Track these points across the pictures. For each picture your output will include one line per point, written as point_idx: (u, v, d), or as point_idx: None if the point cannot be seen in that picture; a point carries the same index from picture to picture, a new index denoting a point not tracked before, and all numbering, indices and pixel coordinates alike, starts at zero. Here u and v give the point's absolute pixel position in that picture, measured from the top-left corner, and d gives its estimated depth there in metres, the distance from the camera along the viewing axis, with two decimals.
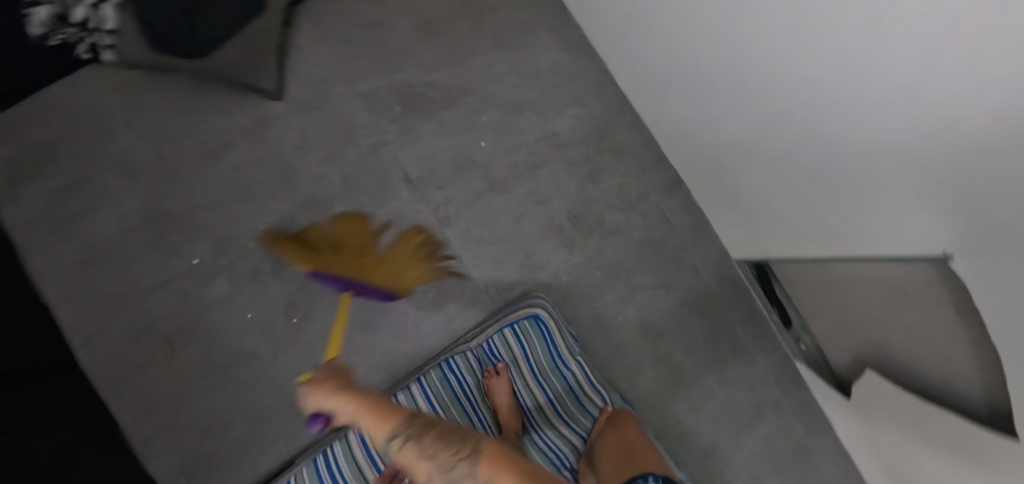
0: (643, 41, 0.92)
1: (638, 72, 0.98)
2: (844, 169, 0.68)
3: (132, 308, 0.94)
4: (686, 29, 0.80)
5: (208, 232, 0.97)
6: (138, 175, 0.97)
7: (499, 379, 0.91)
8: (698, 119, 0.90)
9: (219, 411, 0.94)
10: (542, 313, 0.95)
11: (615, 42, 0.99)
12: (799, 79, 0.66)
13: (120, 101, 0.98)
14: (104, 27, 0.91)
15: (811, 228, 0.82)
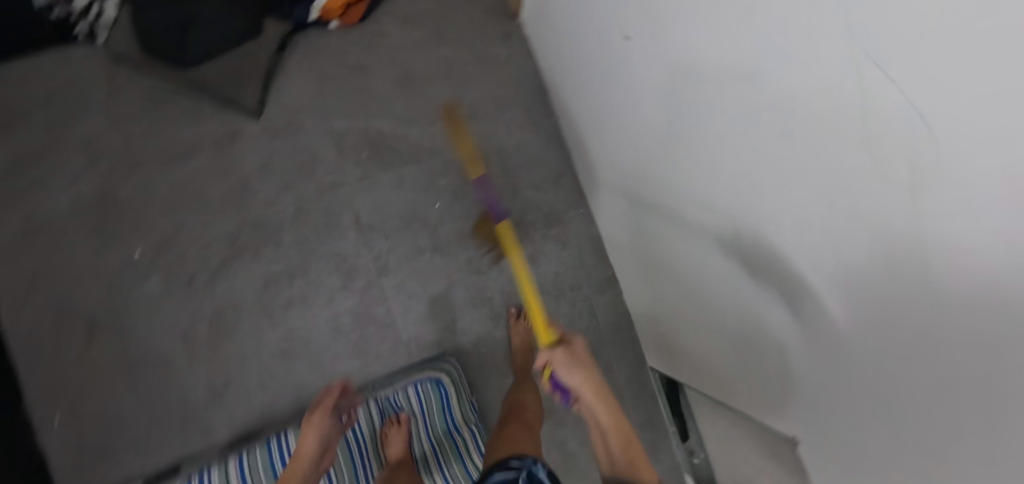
0: (600, 141, 0.95)
1: (593, 168, 1.02)
2: (742, 317, 0.69)
3: (62, 286, 0.97)
4: (635, 139, 0.82)
5: (156, 229, 1.00)
6: (103, 160, 1.01)
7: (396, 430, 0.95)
8: (635, 225, 0.93)
9: (122, 402, 0.97)
10: (445, 378, 0.99)
11: (580, 138, 1.04)
12: (717, 220, 0.67)
13: (100, 84, 1.02)
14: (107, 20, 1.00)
15: (707, 359, 0.84)
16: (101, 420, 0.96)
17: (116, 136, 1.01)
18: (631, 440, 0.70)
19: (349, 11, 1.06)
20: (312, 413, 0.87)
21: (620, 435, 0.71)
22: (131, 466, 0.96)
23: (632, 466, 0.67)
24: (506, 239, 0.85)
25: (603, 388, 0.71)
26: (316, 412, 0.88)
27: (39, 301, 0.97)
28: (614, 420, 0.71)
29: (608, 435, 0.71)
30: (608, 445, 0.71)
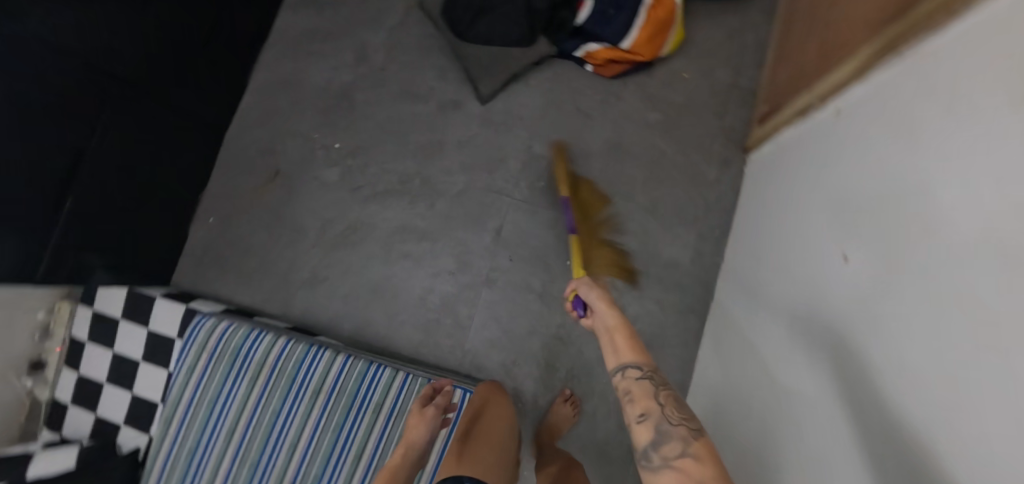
0: (747, 291, 0.93)
1: (728, 308, 0.99)
2: None
3: (281, 137, 1.20)
4: (778, 311, 0.80)
5: (359, 136, 1.17)
6: (363, 67, 1.21)
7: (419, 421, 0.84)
8: (728, 381, 0.89)
9: (254, 240, 1.17)
10: None
11: (733, 277, 1.01)
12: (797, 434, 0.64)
13: (397, 15, 1.22)
14: None
15: None
16: (236, 242, 1.17)
17: (383, 56, 1.21)
18: (639, 344, 0.57)
19: (613, 63, 1.12)
20: (420, 407, 0.85)
21: (624, 331, 0.59)
22: (232, 288, 1.16)
23: (631, 353, 0.56)
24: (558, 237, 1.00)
25: (610, 307, 0.63)
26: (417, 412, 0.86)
27: (261, 136, 1.21)
28: (614, 328, 0.61)
29: (615, 341, 0.59)
30: (613, 349, 0.58)
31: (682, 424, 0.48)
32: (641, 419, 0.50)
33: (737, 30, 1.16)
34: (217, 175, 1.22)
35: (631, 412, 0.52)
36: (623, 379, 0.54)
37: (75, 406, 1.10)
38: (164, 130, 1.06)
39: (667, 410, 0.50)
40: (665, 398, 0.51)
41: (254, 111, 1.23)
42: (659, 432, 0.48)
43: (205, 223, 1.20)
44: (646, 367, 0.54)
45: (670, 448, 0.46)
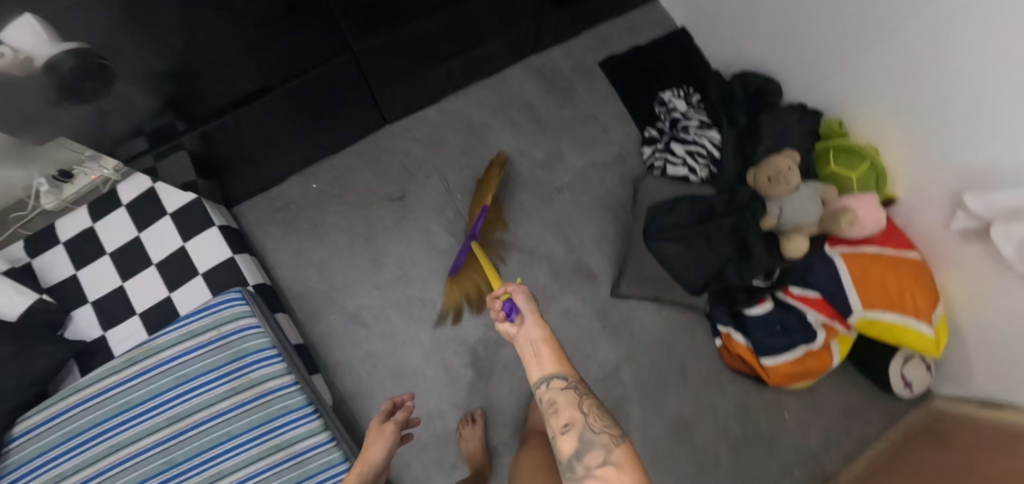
0: None
1: None
2: None
3: (429, 169, 1.11)
4: None
5: (493, 229, 1.09)
6: (545, 172, 1.13)
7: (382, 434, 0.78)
8: None
9: (333, 237, 1.08)
10: None
11: None
12: None
13: (607, 155, 1.16)
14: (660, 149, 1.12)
15: None
16: (315, 225, 1.08)
17: (569, 178, 1.14)
18: (568, 355, 0.45)
19: (740, 360, 1.07)
20: (379, 422, 0.80)
21: (551, 341, 0.46)
22: (278, 260, 1.07)
23: (557, 362, 0.44)
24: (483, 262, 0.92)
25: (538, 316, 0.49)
26: (376, 432, 0.79)
27: (412, 150, 1.12)
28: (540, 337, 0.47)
29: (539, 350, 0.45)
30: (533, 359, 0.45)
31: (607, 434, 0.37)
32: (564, 431, 0.39)
33: (856, 412, 1.13)
34: (350, 150, 1.12)
35: (552, 424, 0.40)
36: (545, 392, 0.42)
37: (65, 249, 1.01)
38: (349, 98, 0.98)
39: (592, 421, 0.39)
40: (590, 406, 0.40)
41: (425, 124, 1.14)
42: (582, 445, 0.37)
43: (306, 182, 1.11)
44: (571, 377, 0.43)
45: (591, 459, 0.36)
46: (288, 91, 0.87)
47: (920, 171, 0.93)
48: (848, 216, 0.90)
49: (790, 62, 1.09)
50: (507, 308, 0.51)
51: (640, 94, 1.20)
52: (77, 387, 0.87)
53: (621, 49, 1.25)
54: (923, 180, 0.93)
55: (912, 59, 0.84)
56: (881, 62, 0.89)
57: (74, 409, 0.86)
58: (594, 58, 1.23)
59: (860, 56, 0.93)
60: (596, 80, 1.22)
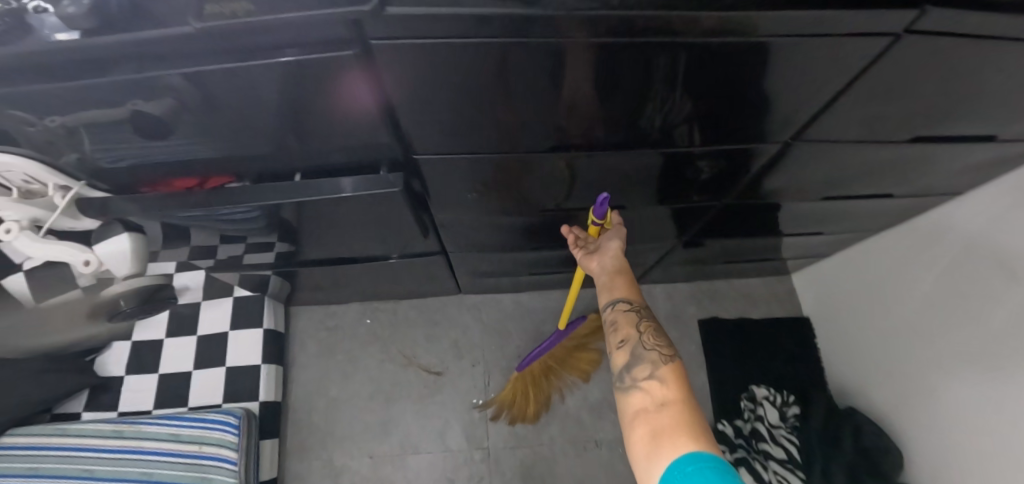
0: None
1: None
2: None
3: (478, 358, 1.05)
4: None
5: (510, 454, 0.98)
6: (591, 417, 1.01)
7: None
8: None
9: (358, 380, 1.03)
10: None
11: None
12: None
13: None
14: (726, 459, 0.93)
15: None
16: (348, 360, 1.05)
17: (614, 436, 1.00)
18: (636, 285, 0.60)
19: None
20: None
21: (623, 272, 0.61)
22: (297, 378, 1.04)
23: (623, 289, 0.59)
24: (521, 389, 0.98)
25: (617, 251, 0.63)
26: None
27: (472, 331, 1.07)
28: (614, 272, 0.62)
29: (613, 280, 0.60)
30: (606, 285, 0.61)
31: (656, 352, 0.53)
32: (619, 344, 0.55)
33: None
34: (416, 301, 1.10)
35: (611, 337, 0.56)
36: (613, 309, 0.58)
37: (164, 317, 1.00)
38: (428, 272, 0.94)
39: (645, 336, 0.54)
40: (643, 326, 0.55)
41: (496, 309, 1.09)
42: (632, 356, 0.53)
43: (362, 313, 1.09)
44: (635, 303, 0.57)
45: (640, 372, 0.51)
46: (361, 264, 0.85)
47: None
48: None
49: (924, 449, 0.83)
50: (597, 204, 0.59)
51: (728, 376, 1.07)
52: (48, 429, 0.84)
53: (728, 314, 1.13)
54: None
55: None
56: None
57: (32, 450, 0.83)
58: (695, 312, 1.13)
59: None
60: (688, 340, 1.11)
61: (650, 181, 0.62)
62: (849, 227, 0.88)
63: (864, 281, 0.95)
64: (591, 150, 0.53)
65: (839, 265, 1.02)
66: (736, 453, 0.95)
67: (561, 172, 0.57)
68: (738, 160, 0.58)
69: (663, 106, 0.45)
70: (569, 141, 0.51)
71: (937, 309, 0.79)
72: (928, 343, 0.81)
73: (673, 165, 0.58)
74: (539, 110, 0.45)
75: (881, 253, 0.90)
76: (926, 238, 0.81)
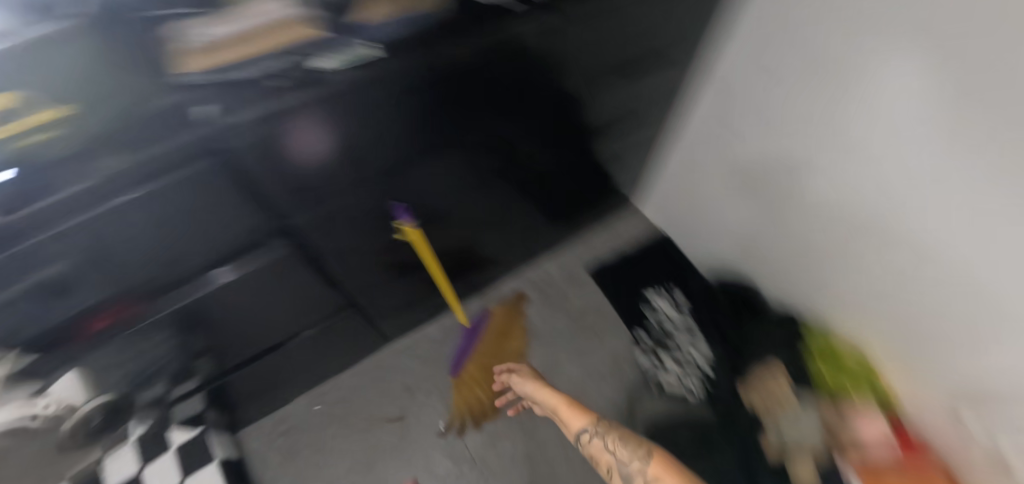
0: None
1: None
2: None
3: (429, 386, 1.14)
4: None
5: (492, 452, 1.07)
6: (544, 384, 1.13)
7: None
8: None
9: (331, 463, 1.07)
10: None
11: None
12: None
13: (605, 359, 1.16)
14: (654, 356, 1.14)
15: None
16: (315, 450, 1.08)
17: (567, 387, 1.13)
18: (585, 409, 0.84)
19: None
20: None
21: (566, 403, 0.86)
22: None
23: (581, 419, 0.82)
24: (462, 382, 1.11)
25: (548, 392, 0.91)
26: None
27: (412, 367, 1.16)
28: (560, 402, 0.87)
29: (566, 415, 0.85)
30: (567, 420, 0.84)
31: (637, 462, 0.71)
32: (610, 471, 0.74)
33: None
34: (354, 369, 1.17)
35: (602, 470, 0.76)
36: (586, 443, 0.79)
37: None
38: (351, 331, 1.03)
39: (620, 453, 0.74)
40: (613, 446, 0.75)
41: (425, 339, 1.19)
42: (625, 476, 0.71)
43: (309, 404, 1.13)
44: (594, 427, 0.80)
45: (639, 483, 0.69)
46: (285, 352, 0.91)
47: (961, 418, 0.82)
48: (850, 404, 0.93)
49: (773, 275, 1.11)
50: (400, 212, 0.78)
51: (626, 292, 1.26)
52: None
53: (608, 249, 1.33)
54: (958, 418, 0.83)
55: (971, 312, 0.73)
56: (916, 307, 0.82)
57: None
58: (583, 264, 1.32)
59: (836, 274, 0.95)
60: (587, 281, 1.28)
61: (492, 163, 0.82)
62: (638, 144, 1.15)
63: (683, 177, 1.22)
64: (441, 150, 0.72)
65: (661, 178, 1.29)
66: (652, 346, 1.17)
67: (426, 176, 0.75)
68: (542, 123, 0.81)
69: (455, 117, 0.67)
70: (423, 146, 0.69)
71: (744, 167, 1.03)
72: (752, 191, 1.05)
73: (502, 142, 0.79)
74: (372, 152, 0.63)
75: (679, 153, 1.19)
76: (700, 135, 1.11)
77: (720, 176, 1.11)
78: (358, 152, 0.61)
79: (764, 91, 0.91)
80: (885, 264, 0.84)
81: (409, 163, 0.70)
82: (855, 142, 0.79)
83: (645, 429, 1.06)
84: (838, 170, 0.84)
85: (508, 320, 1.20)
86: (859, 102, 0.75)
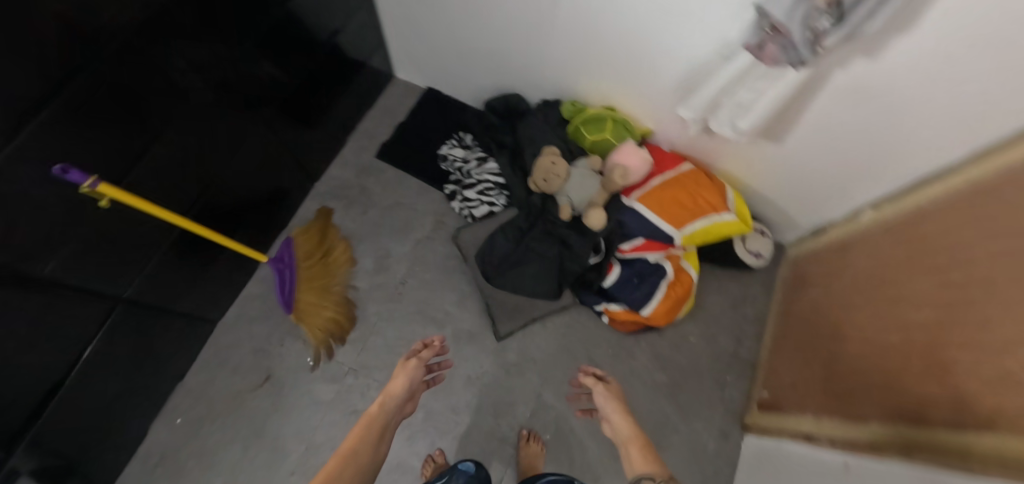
0: None
1: None
2: None
3: (280, 337, 1.12)
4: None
5: (366, 354, 1.11)
6: (383, 275, 1.17)
7: (408, 365, 0.92)
8: None
9: (222, 451, 1.05)
10: None
11: None
12: None
13: (426, 226, 1.22)
14: (461, 197, 1.20)
15: None
16: (201, 452, 1.05)
17: (406, 267, 1.18)
18: (651, 452, 0.74)
19: (630, 322, 1.13)
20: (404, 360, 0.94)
21: (637, 440, 0.77)
22: None
23: (643, 461, 0.72)
24: (304, 313, 1.07)
25: (637, 441, 0.77)
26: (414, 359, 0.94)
27: (255, 331, 1.13)
28: (633, 435, 0.79)
29: (638, 446, 0.76)
30: (629, 456, 0.75)
31: None
32: None
33: (743, 301, 1.22)
34: (196, 366, 1.10)
35: None
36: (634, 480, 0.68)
37: None
38: (155, 333, 0.96)
39: None
40: None
41: (255, 300, 1.15)
42: None
43: (170, 422, 1.07)
44: (658, 471, 0.68)
45: None
46: (75, 391, 0.84)
47: (681, 116, 1.02)
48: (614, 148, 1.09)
49: (515, 77, 1.19)
50: (63, 170, 0.63)
51: (419, 158, 1.29)
52: None
53: (389, 133, 1.33)
54: (683, 120, 1.03)
55: (650, 17, 0.87)
56: (626, 43, 0.95)
57: None
58: (370, 155, 1.30)
59: (557, 47, 1.04)
60: (383, 170, 1.28)
61: (163, 72, 0.72)
62: (345, 13, 1.09)
63: (410, 23, 1.19)
64: (79, 70, 0.61)
65: (392, 27, 1.23)
66: (456, 190, 1.21)
67: (85, 114, 0.64)
68: (195, 1, 0.72)
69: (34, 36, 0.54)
70: (52, 72, 0.58)
71: None
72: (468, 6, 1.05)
73: (159, 48, 0.70)
74: None
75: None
76: None
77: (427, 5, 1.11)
78: None
79: None
80: (588, 13, 0.93)
81: (48, 103, 0.59)
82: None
83: (476, 259, 1.15)
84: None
85: (323, 237, 1.16)
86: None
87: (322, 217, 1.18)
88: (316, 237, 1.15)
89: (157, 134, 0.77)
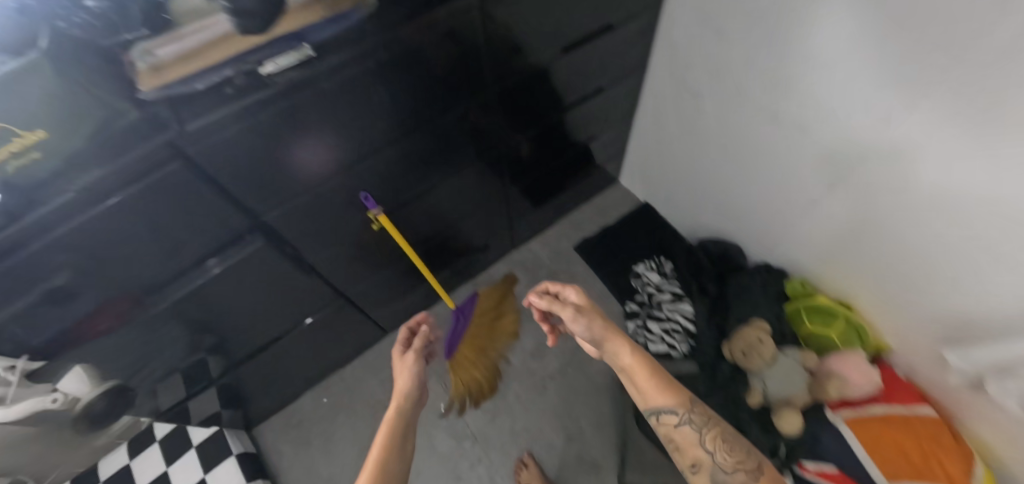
0: None
1: None
2: None
3: (427, 373, 1.20)
4: None
5: (491, 429, 1.12)
6: (536, 362, 1.19)
7: (405, 363, 0.80)
8: None
9: (341, 449, 1.15)
10: None
11: None
12: None
13: None
14: (641, 324, 1.17)
15: None
16: (327, 440, 1.16)
17: (559, 365, 1.18)
18: (675, 385, 0.70)
19: None
20: (402, 353, 0.82)
21: (648, 371, 0.71)
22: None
23: (665, 395, 0.69)
24: (456, 368, 1.08)
25: (615, 349, 0.72)
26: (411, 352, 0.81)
27: (411, 356, 1.23)
28: (643, 360, 0.71)
29: (656, 378, 0.71)
30: (642, 391, 0.71)
31: (740, 473, 0.63)
32: (694, 468, 0.66)
33: None
34: (355, 362, 1.24)
35: (684, 459, 0.68)
36: (670, 428, 0.69)
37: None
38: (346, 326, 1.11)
39: (717, 456, 0.65)
40: (711, 443, 0.66)
41: None
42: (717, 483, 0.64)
43: (317, 399, 1.21)
44: (682, 408, 0.68)
45: None
46: (280, 348, 1.02)
47: (945, 358, 0.85)
48: (835, 351, 0.96)
49: (743, 231, 1.16)
50: (369, 199, 0.83)
51: (613, 266, 1.30)
52: None
53: (593, 230, 1.38)
54: (945, 363, 0.86)
55: (919, 232, 0.78)
56: (876, 243, 0.87)
57: None
58: (568, 245, 1.36)
59: (800, 221, 1.00)
60: (575, 263, 1.33)
61: (459, 143, 0.89)
62: (607, 126, 1.20)
63: (659, 149, 1.25)
64: (414, 129, 0.80)
65: (639, 146, 1.31)
66: (638, 313, 1.19)
67: (399, 158, 0.82)
68: (506, 99, 0.87)
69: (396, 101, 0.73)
70: (395, 128, 0.77)
71: (711, 135, 1.08)
72: (724, 157, 1.07)
73: (467, 125, 0.86)
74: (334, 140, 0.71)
75: (649, 121, 1.22)
76: (655, 101, 1.16)
77: (681, 141, 1.17)
78: (323, 137, 0.70)
79: (708, 50, 0.95)
80: (853, 208, 0.87)
81: (384, 147, 0.79)
82: (808, 92, 0.81)
83: (634, 396, 1.11)
84: (799, 124, 0.86)
85: (500, 304, 1.20)
86: (803, 52, 0.78)
87: (506, 284, 1.23)
88: (494, 301, 1.19)
89: (433, 186, 0.93)
